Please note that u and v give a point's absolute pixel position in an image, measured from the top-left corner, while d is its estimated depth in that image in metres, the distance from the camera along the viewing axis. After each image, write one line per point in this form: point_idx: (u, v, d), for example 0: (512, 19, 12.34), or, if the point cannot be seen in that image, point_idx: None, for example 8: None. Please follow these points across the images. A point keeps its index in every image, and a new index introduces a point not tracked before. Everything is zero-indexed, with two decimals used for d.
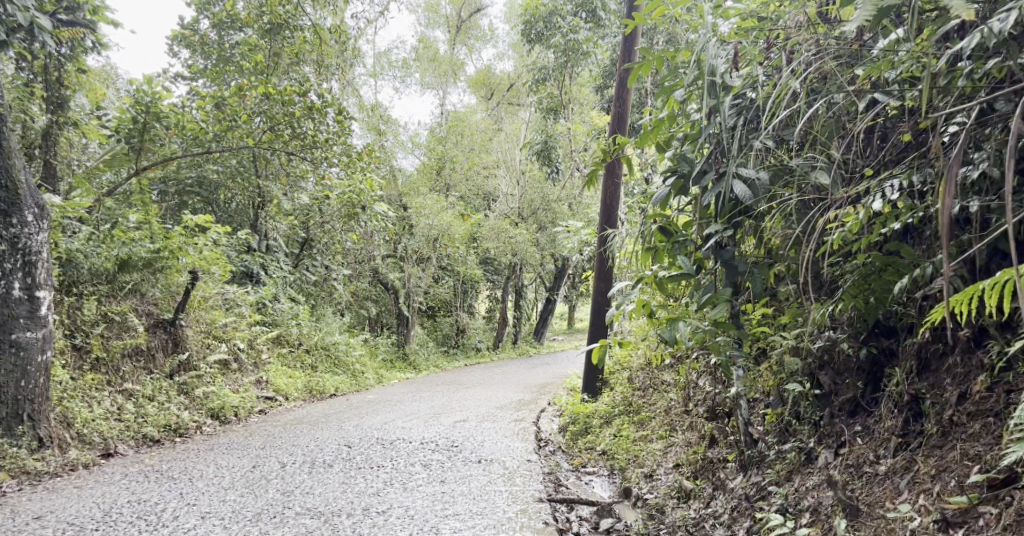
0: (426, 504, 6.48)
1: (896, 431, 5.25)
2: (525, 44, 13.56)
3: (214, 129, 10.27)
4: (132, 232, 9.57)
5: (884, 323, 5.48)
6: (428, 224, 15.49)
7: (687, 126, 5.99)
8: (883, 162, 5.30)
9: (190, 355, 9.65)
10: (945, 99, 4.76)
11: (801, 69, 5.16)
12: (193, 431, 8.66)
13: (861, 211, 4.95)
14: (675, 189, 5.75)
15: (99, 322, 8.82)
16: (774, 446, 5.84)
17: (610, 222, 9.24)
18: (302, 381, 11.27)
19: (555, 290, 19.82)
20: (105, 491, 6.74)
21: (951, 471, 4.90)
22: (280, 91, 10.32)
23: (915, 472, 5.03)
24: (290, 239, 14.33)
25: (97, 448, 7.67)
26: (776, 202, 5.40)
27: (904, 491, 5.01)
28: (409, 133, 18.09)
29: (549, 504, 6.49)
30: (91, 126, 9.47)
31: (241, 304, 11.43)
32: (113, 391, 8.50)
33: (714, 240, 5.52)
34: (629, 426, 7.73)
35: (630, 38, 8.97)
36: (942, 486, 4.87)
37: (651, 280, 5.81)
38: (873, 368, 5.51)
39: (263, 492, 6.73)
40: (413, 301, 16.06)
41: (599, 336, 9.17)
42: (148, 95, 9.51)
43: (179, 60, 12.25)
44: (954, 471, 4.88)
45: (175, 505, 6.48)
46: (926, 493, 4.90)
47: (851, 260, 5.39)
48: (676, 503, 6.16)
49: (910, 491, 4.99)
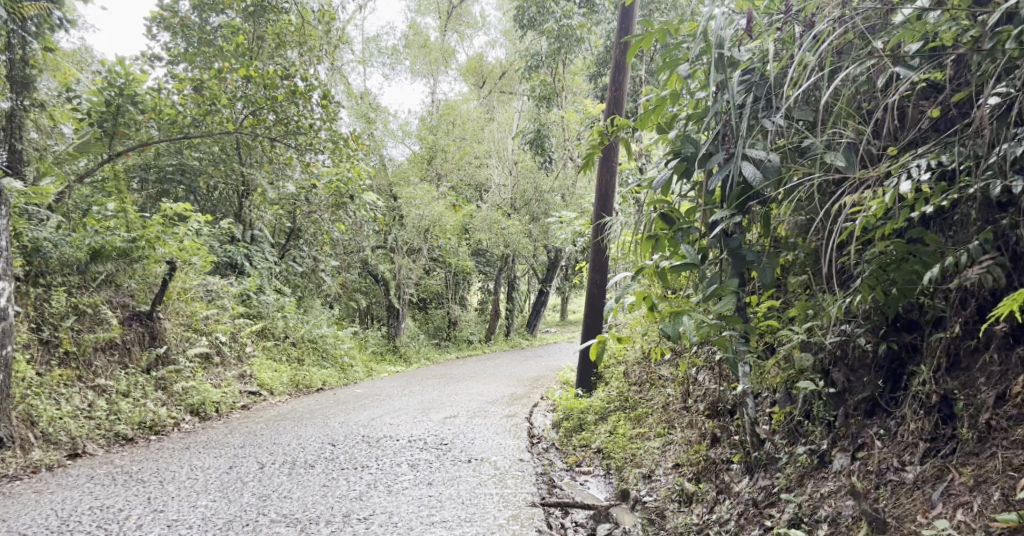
0: (412, 510, 6.08)
1: (923, 435, 4.87)
2: (516, 28, 13.01)
3: (192, 113, 9.71)
4: (105, 221, 9.17)
5: (905, 316, 5.10)
6: (419, 215, 14.84)
7: (690, 105, 5.58)
8: (906, 142, 4.91)
9: (168, 349, 9.20)
10: (992, 64, 4.40)
11: (823, 36, 4.76)
12: (170, 428, 8.23)
13: (887, 194, 4.53)
14: (678, 172, 5.37)
15: (70, 315, 8.40)
16: (784, 448, 5.45)
17: (605, 210, 8.75)
18: (287, 375, 10.82)
19: (548, 282, 19.37)
20: (67, 497, 6.32)
21: (992, 482, 4.52)
22: (261, 73, 9.95)
23: (949, 483, 4.66)
24: (275, 230, 13.86)
25: (63, 448, 7.25)
26: (792, 184, 5.02)
27: (937, 503, 4.63)
28: (399, 121, 17.62)
29: (543, 509, 6.10)
30: (62, 109, 8.94)
31: (224, 297, 11.00)
32: (84, 387, 8.06)
33: (720, 227, 5.15)
34: (625, 423, 7.33)
35: (626, 12, 8.50)
36: (985, 500, 4.49)
37: (651, 271, 5.35)
38: (892, 365, 5.14)
39: (237, 497, 6.32)
40: (404, 293, 15.54)
41: (593, 328, 8.68)
42: (122, 79, 9.13)
43: (159, 43, 11.71)
44: (997, 483, 4.50)
45: (141, 512, 6.06)
46: (966, 508, 4.52)
47: (870, 248, 4.99)
48: (677, 508, 5.78)
49: (944, 504, 4.61)
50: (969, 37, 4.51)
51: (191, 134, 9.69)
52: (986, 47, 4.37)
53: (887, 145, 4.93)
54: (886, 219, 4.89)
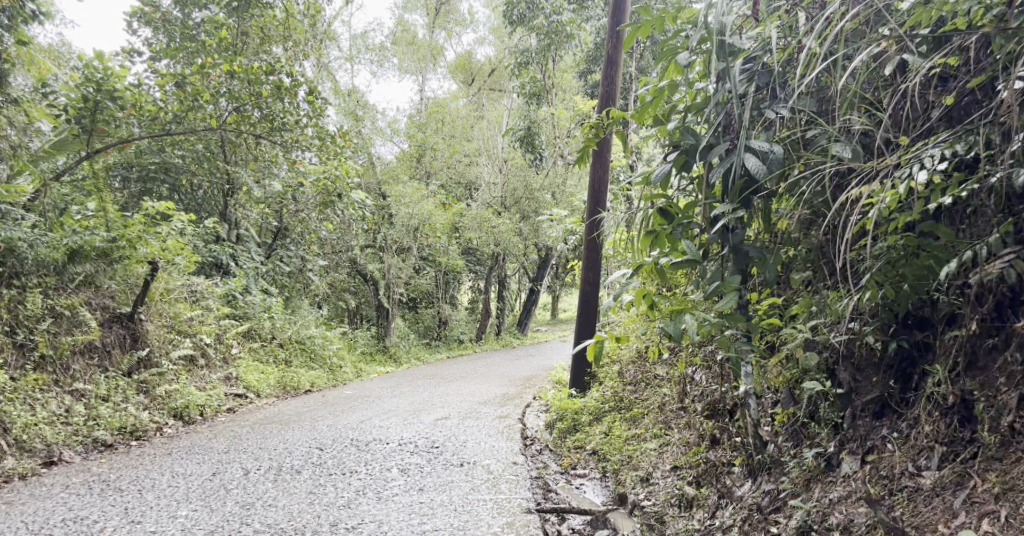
0: (402, 518, 5.83)
1: (940, 438, 4.68)
2: (505, 25, 12.77)
3: (174, 109, 9.43)
4: (83, 221, 8.96)
5: (916, 313, 4.89)
6: (408, 213, 14.52)
7: (690, 96, 5.34)
8: (917, 131, 4.71)
9: (150, 351, 8.92)
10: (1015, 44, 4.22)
11: (835, 17, 4.52)
12: (152, 433, 7.97)
13: (901, 184, 4.32)
14: (677, 166, 5.09)
15: (45, 317, 8.13)
16: (789, 451, 5.23)
17: (598, 207, 8.44)
18: (274, 378, 10.54)
19: (539, 280, 19.11)
20: (39, 508, 6.05)
21: (1019, 490, 4.34)
22: (245, 69, 9.64)
23: (972, 490, 4.48)
24: (262, 229, 13.58)
25: (38, 456, 6.97)
26: (797, 176, 4.80)
27: (959, 512, 4.45)
28: (387, 120, 17.33)
29: (538, 516, 5.86)
30: (37, 105, 8.57)
31: (209, 297, 10.70)
32: (61, 391, 7.80)
33: (723, 222, 4.89)
34: (620, 423, 7.10)
35: (619, 2, 8.26)
36: (1012, 509, 4.32)
37: (649, 268, 5.06)
38: (902, 364, 4.94)
39: (219, 506, 6.06)
40: (393, 293, 15.24)
41: (587, 327, 8.42)
42: (100, 73, 8.52)
43: (139, 38, 11.38)
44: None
45: (117, 523, 5.80)
46: (992, 517, 4.34)
47: (880, 241, 4.78)
48: (677, 513, 5.55)
49: (968, 512, 4.43)
50: (992, 16, 4.32)
51: (173, 132, 9.42)
52: (1013, 25, 4.18)
53: (898, 135, 4.74)
54: (898, 212, 4.68)
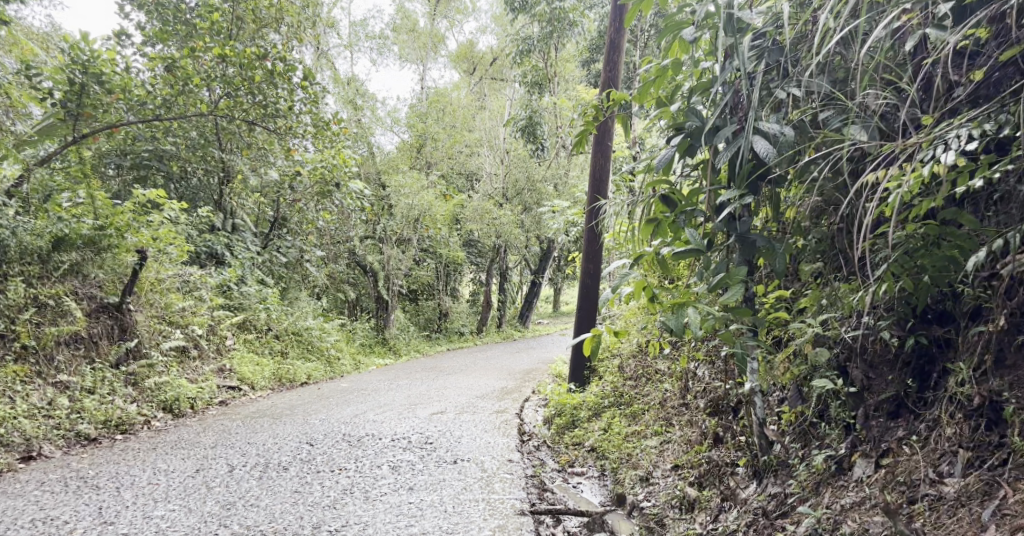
0: (389, 520, 5.58)
1: (964, 442, 4.42)
2: (507, 12, 12.44)
3: (163, 94, 9.10)
4: (71, 208, 8.65)
5: (936, 307, 4.64)
6: (408, 204, 14.21)
7: (695, 75, 5.06)
8: (941, 112, 4.44)
9: (139, 342, 8.65)
10: None
11: None
12: (139, 426, 7.71)
13: (925, 168, 4.05)
14: (680, 150, 4.83)
15: (28, 307, 7.90)
16: (797, 452, 4.99)
17: (599, 194, 8.18)
18: (270, 368, 10.28)
19: (541, 273, 18.78)
20: (9, 507, 5.81)
21: None
22: (238, 52, 9.25)
23: (1001, 501, 4.20)
24: (258, 219, 13.29)
25: (16, 451, 6.73)
26: (810, 159, 4.54)
27: (988, 525, 4.17)
28: (388, 109, 17.07)
29: (533, 517, 5.59)
30: (21, 89, 8.01)
31: (202, 288, 10.40)
32: (44, 383, 7.56)
33: (729, 210, 4.62)
34: (620, 420, 6.84)
35: None
36: None
37: (651, 258, 4.78)
38: (920, 361, 4.69)
39: (198, 506, 5.81)
40: (393, 285, 14.94)
41: (587, 321, 8.16)
42: (86, 54, 8.01)
43: (131, 21, 11.08)
44: None
45: (87, 525, 5.55)
46: None
47: (899, 228, 4.51)
48: (677, 515, 5.31)
49: (997, 526, 4.15)
50: None
51: (164, 117, 9.09)
52: None
53: (921, 115, 4.47)
54: (919, 198, 4.41)
